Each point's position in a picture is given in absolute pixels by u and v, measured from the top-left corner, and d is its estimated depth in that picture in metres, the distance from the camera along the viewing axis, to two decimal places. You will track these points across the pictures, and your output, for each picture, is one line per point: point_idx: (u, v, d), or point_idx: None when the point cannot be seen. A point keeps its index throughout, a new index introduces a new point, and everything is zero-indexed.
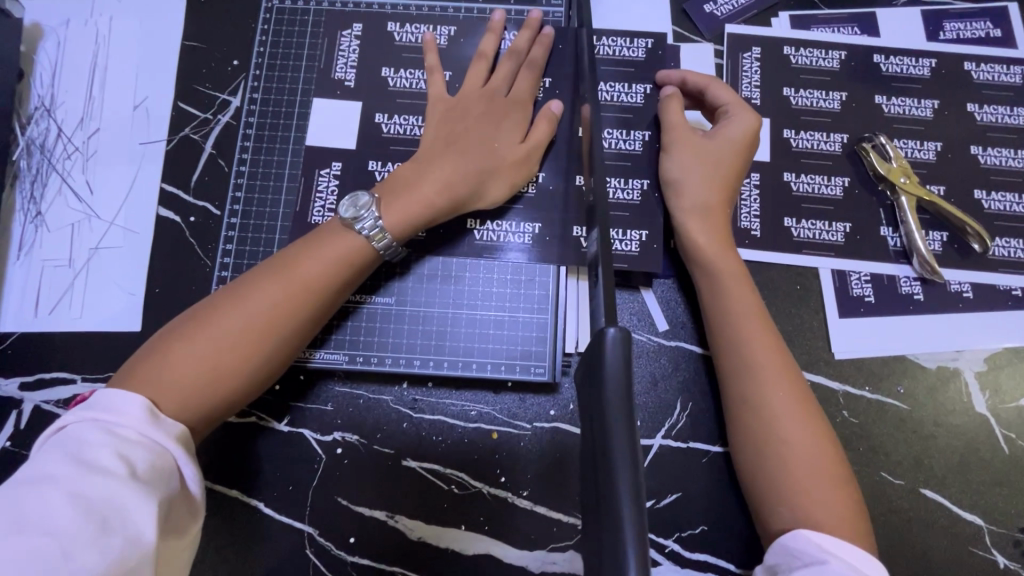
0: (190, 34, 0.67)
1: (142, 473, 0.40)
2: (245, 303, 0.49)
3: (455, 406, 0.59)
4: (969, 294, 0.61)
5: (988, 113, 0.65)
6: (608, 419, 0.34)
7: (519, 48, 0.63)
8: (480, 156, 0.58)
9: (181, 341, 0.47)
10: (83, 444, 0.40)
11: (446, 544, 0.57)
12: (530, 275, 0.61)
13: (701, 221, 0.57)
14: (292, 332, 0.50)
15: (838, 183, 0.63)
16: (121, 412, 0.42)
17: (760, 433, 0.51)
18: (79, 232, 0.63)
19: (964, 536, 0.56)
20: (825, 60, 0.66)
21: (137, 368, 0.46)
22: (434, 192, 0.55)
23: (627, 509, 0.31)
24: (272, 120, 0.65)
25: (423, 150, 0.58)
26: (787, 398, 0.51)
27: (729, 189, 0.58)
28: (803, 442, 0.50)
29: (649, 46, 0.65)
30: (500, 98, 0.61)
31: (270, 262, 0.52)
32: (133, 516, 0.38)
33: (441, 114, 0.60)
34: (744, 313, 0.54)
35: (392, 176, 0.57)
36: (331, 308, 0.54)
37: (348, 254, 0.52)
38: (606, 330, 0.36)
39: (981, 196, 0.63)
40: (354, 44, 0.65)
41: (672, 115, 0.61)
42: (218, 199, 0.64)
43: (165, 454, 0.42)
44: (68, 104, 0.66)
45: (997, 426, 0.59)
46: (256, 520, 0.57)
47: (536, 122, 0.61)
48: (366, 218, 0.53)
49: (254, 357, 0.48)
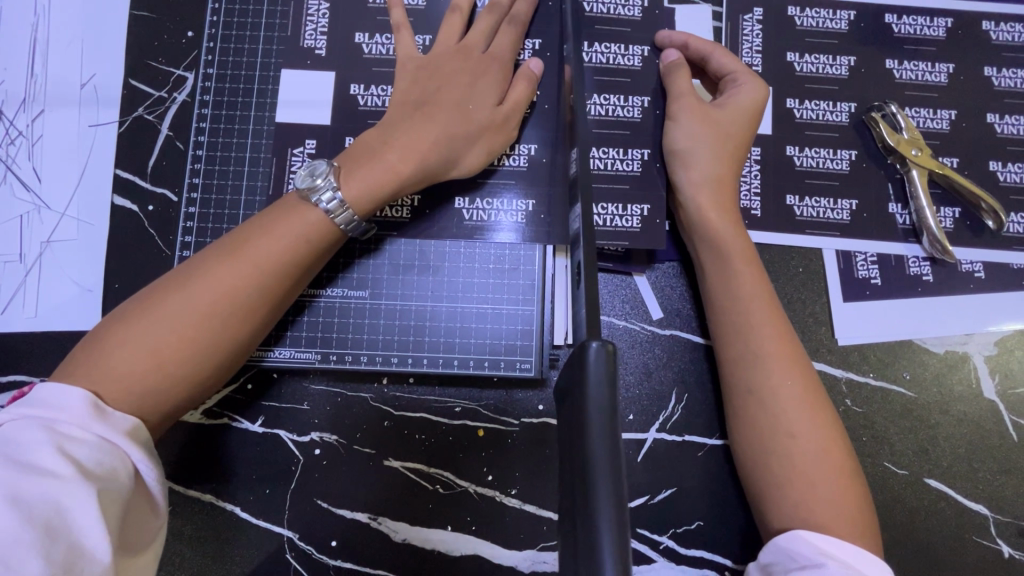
0: (138, 3, 0.61)
1: (89, 472, 0.37)
2: (195, 285, 0.45)
3: (439, 403, 0.56)
4: (981, 274, 0.58)
5: (1006, 77, 0.60)
6: (588, 433, 0.32)
7: (501, 2, 0.57)
8: (454, 121, 0.53)
9: (125, 329, 0.43)
10: (17, 444, 0.36)
11: (432, 546, 0.54)
12: (514, 262, 0.57)
13: (711, 195, 0.53)
14: (249, 315, 0.46)
15: (845, 156, 0.59)
16: (61, 408, 0.39)
17: (761, 427, 0.48)
18: (29, 224, 0.59)
19: (969, 526, 0.54)
20: (833, 21, 0.61)
21: (81, 359, 0.42)
22: (403, 161, 0.51)
23: (607, 533, 0.29)
24: (231, 96, 0.59)
25: (392, 113, 0.54)
26: (787, 389, 0.48)
27: (733, 163, 0.54)
28: (803, 437, 0.47)
29: (645, 4, 0.60)
30: (477, 54, 0.56)
31: (223, 242, 0.48)
32: (81, 519, 0.35)
33: (412, 74, 0.55)
34: (744, 298, 0.51)
35: (356, 142, 0.52)
36: (293, 289, 0.50)
37: (309, 231, 0.48)
38: (588, 345, 0.33)
39: (996, 168, 0.59)
40: (323, 8, 0.59)
41: (680, 82, 0.56)
42: (177, 186, 0.59)
43: (114, 450, 0.39)
44: (8, 83, 0.60)
45: (1006, 413, 0.56)
46: (231, 525, 0.55)
47: (514, 82, 0.56)
48: (325, 189, 0.49)
49: (206, 344, 0.44)
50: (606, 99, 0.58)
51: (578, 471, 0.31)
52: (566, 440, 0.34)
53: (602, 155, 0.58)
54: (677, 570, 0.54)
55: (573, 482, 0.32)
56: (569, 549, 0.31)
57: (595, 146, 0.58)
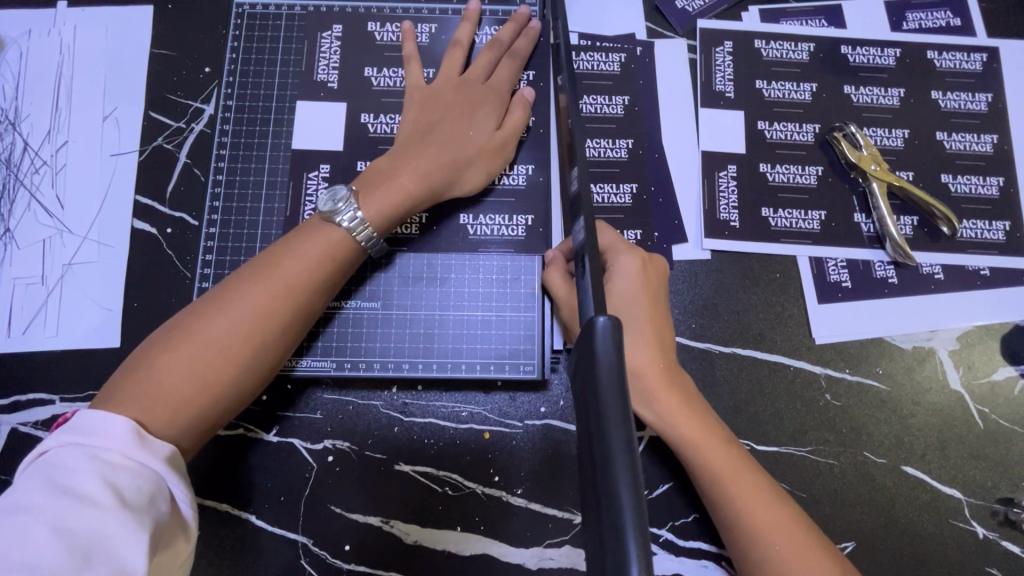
0: (159, 42, 0.66)
1: (128, 499, 0.40)
2: (230, 305, 0.50)
3: (447, 408, 0.59)
4: (940, 276, 0.63)
5: (951, 99, 0.67)
6: (597, 375, 0.34)
7: (500, 39, 0.63)
8: (456, 146, 0.58)
9: (168, 347, 0.48)
10: (67, 470, 0.40)
11: (442, 546, 0.57)
12: (515, 272, 0.62)
13: (673, 416, 0.52)
14: (279, 331, 0.51)
15: (812, 172, 0.65)
16: (106, 435, 0.43)
17: (675, 412, 0.52)
18: (51, 248, 0.62)
19: (945, 509, 0.58)
20: (795, 53, 0.68)
21: (126, 381, 0.46)
22: (413, 181, 0.56)
23: (627, 500, 0.29)
24: (249, 126, 0.63)
25: (402, 141, 0.58)
26: (710, 433, 0.52)
27: (646, 342, 0.54)
28: (706, 431, 0.52)
29: (623, 60, 0.66)
30: (480, 83, 0.61)
31: (253, 264, 0.53)
32: (121, 543, 0.39)
33: (419, 103, 0.61)
34: (640, 363, 0.53)
35: (370, 169, 0.57)
36: (321, 305, 0.54)
37: (332, 251, 0.53)
38: (595, 320, 0.35)
39: (948, 180, 0.65)
40: (334, 45, 0.65)
41: (615, 273, 0.55)
42: (195, 210, 0.63)
43: (154, 477, 0.43)
44: (34, 117, 0.64)
45: (971, 402, 0.61)
46: (247, 532, 0.57)
47: (511, 108, 0.62)
48: (345, 211, 0.54)
49: (244, 362, 0.49)
50: (598, 142, 0.64)
51: (600, 458, 0.31)
52: (581, 440, 0.34)
53: (599, 190, 0.63)
54: (678, 561, 0.57)
55: (588, 442, 0.33)
56: (592, 546, 0.31)
57: (592, 182, 0.63)
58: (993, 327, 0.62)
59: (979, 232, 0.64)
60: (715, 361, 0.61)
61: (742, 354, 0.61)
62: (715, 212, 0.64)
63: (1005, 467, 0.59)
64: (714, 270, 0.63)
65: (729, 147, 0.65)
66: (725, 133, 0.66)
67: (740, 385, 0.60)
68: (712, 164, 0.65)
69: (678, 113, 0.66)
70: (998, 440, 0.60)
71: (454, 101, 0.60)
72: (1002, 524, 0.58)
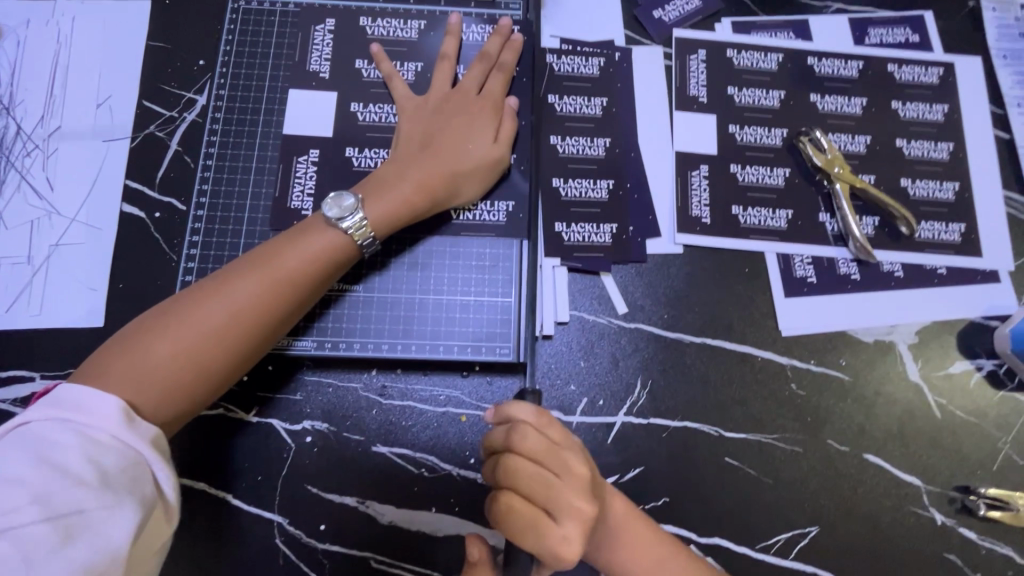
0: (155, 34, 0.68)
1: (111, 479, 0.41)
2: (226, 293, 0.51)
3: (425, 392, 0.61)
4: (899, 273, 0.66)
5: (910, 109, 0.71)
6: None
7: (489, 53, 0.66)
8: (456, 159, 0.61)
9: (159, 326, 0.49)
10: (52, 446, 0.41)
11: (417, 527, 0.57)
12: (494, 260, 0.64)
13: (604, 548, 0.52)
14: (267, 325, 0.52)
15: (780, 173, 0.68)
16: (94, 413, 0.43)
17: (516, 473, 0.49)
18: (40, 229, 0.63)
19: (905, 496, 0.60)
20: (764, 62, 0.71)
21: (118, 353, 0.48)
22: (417, 194, 0.59)
23: None
24: (240, 115, 0.66)
25: (401, 151, 0.61)
26: (571, 474, 0.49)
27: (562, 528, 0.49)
28: (580, 478, 0.49)
29: (601, 64, 0.70)
30: (474, 96, 0.64)
31: (254, 253, 0.54)
32: (105, 521, 0.40)
33: (414, 112, 0.63)
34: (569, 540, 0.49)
35: (373, 176, 0.60)
36: (313, 298, 0.56)
37: (330, 249, 0.55)
38: None
39: (907, 184, 0.69)
40: (327, 39, 0.68)
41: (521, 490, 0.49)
42: (183, 195, 0.64)
43: (138, 457, 0.43)
44: (28, 103, 0.66)
45: (929, 393, 0.63)
46: (224, 511, 0.57)
47: (503, 119, 0.64)
48: (350, 218, 0.56)
49: (232, 349, 0.51)
50: (575, 141, 0.67)
51: None
52: None
53: (575, 185, 0.66)
54: None
55: None
56: None
57: (566, 177, 0.66)
58: (950, 322, 0.65)
59: (936, 233, 0.67)
60: (686, 350, 0.63)
61: (712, 343, 0.63)
62: (688, 209, 0.67)
63: (961, 456, 0.62)
64: (686, 263, 0.65)
65: (701, 148, 0.69)
66: (698, 135, 0.69)
67: (710, 373, 0.62)
68: (686, 163, 0.68)
69: (652, 115, 0.69)
70: (955, 431, 0.62)
71: (447, 111, 0.63)
72: (959, 512, 0.60)
